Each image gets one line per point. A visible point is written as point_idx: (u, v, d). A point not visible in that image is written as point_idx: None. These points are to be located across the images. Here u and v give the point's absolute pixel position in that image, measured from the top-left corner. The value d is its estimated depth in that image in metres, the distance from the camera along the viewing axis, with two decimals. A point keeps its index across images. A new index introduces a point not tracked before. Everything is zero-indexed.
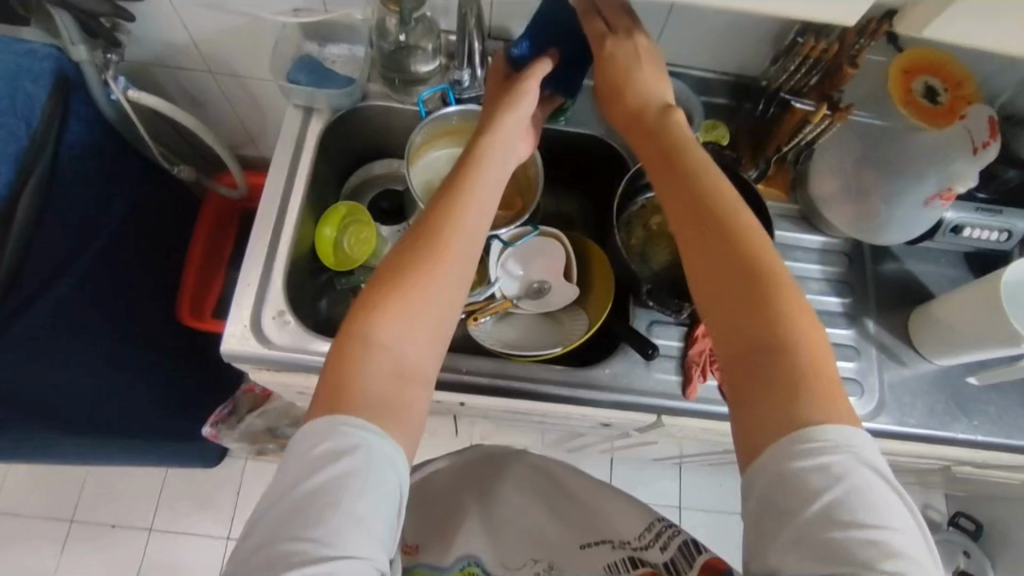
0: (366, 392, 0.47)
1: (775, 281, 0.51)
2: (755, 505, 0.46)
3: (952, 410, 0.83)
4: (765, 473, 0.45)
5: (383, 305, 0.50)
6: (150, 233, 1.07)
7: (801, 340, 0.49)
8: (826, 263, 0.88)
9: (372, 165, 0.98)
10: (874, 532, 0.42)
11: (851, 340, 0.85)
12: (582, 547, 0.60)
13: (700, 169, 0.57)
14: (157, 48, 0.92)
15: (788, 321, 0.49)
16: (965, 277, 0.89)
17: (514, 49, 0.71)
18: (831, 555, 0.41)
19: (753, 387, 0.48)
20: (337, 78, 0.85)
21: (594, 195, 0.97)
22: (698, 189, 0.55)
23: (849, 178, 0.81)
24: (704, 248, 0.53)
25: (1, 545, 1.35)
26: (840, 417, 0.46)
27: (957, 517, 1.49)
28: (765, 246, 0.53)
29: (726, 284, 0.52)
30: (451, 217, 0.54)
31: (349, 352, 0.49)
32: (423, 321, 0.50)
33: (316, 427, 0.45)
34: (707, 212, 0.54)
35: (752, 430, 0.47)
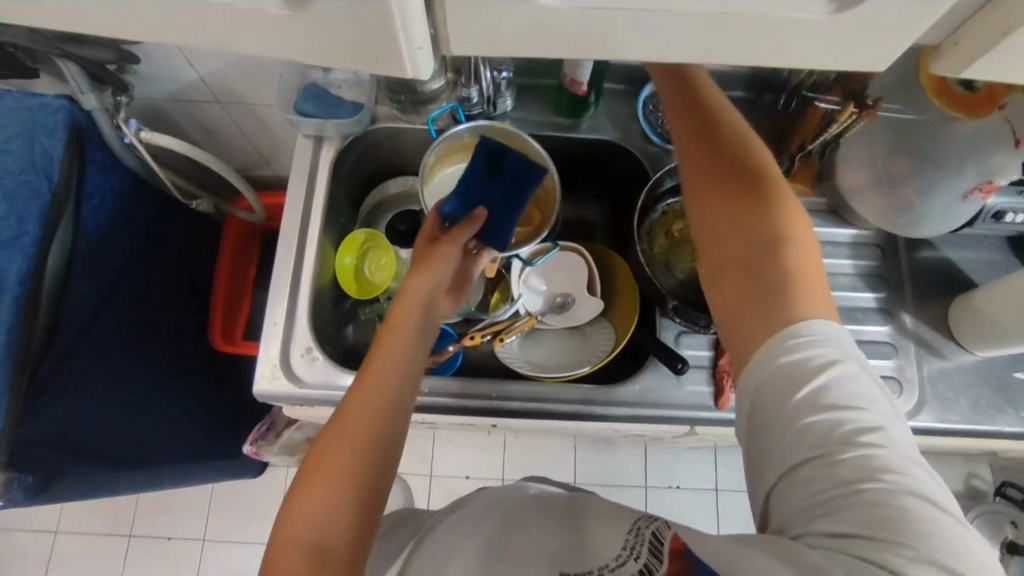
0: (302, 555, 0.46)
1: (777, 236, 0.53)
2: (751, 403, 0.51)
3: (998, 403, 0.80)
4: (758, 376, 0.50)
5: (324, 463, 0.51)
6: (179, 265, 1.08)
7: (811, 295, 0.51)
8: (858, 257, 0.85)
9: (386, 185, 0.96)
10: (866, 420, 0.47)
11: (887, 336, 0.83)
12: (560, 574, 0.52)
13: (714, 128, 0.57)
14: (165, 85, 0.92)
15: (787, 256, 0.52)
16: (1009, 261, 0.85)
17: (445, 208, 0.70)
18: (822, 458, 0.46)
19: (746, 321, 0.52)
20: (344, 106, 0.84)
21: (613, 200, 0.95)
22: (707, 158, 0.56)
23: (880, 170, 0.77)
24: (720, 214, 0.55)
25: (65, 563, 1.42)
26: (825, 321, 0.50)
27: (1005, 487, 1.46)
28: (773, 194, 0.54)
29: (728, 233, 0.54)
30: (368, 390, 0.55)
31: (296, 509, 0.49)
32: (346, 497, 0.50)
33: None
34: (723, 178, 0.55)
35: (742, 349, 0.52)
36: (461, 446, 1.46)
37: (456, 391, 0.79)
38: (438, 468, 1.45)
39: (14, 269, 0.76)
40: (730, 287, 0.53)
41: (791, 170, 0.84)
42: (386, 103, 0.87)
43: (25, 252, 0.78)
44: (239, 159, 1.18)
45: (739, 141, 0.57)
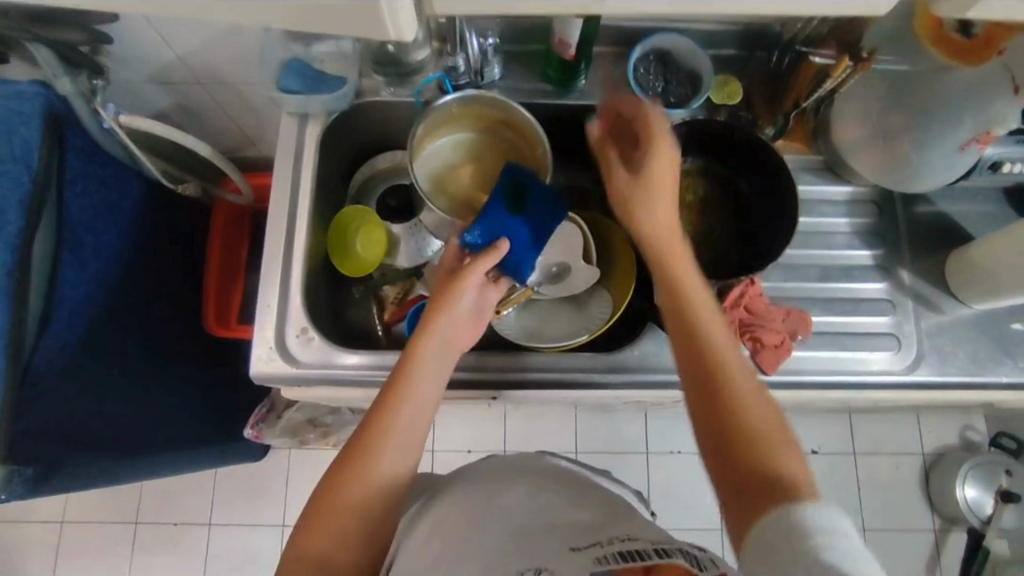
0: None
1: (750, 436, 0.54)
2: (750, 560, 0.48)
3: (996, 354, 0.80)
4: (762, 535, 0.48)
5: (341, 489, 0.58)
6: (168, 252, 1.07)
7: (791, 479, 0.51)
8: (854, 215, 0.84)
9: (374, 160, 0.94)
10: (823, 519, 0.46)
11: (885, 293, 0.82)
12: (571, 550, 0.52)
13: (691, 325, 0.61)
14: (141, 66, 0.89)
15: (774, 469, 0.52)
16: (1006, 213, 0.85)
17: (468, 237, 0.73)
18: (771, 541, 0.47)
19: (729, 510, 0.52)
20: (329, 81, 0.82)
21: (605, 167, 0.93)
22: (684, 340, 0.61)
23: (877, 124, 0.75)
24: (694, 384, 0.59)
25: (74, 553, 1.43)
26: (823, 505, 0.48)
27: (998, 437, 1.50)
28: (743, 396, 0.57)
29: (709, 409, 0.57)
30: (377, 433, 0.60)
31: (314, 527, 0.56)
32: (351, 528, 0.57)
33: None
34: (700, 360, 0.59)
35: (744, 510, 0.51)
36: (462, 421, 1.47)
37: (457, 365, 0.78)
38: (441, 444, 1.46)
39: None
40: (718, 475, 0.55)
41: (783, 129, 0.82)
42: (370, 76, 0.85)
43: (9, 244, 0.76)
44: (223, 141, 1.15)
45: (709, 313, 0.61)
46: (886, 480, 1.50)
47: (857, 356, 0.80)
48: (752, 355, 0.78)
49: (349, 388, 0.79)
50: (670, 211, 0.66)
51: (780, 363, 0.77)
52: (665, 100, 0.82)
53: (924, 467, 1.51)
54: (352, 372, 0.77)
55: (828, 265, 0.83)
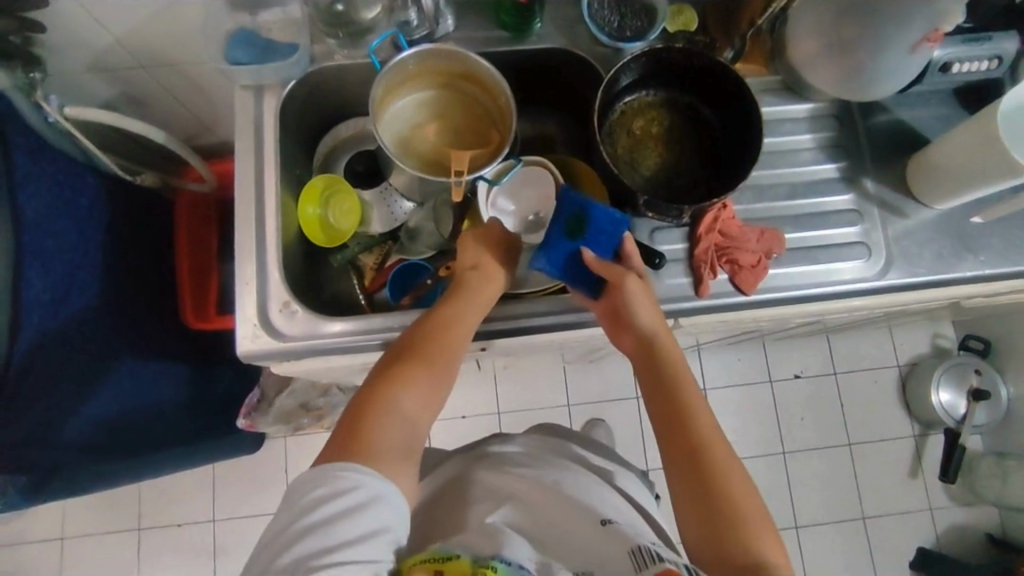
0: (374, 444, 0.59)
1: (729, 502, 0.61)
2: None
3: (959, 250, 0.84)
4: None
5: (395, 383, 0.64)
6: (137, 248, 1.04)
7: (760, 556, 0.58)
8: (816, 130, 0.86)
9: (338, 128, 0.93)
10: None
11: (851, 204, 0.85)
12: (604, 525, 0.63)
13: (680, 404, 0.67)
14: (79, 54, 0.85)
15: (752, 540, 0.59)
16: (958, 113, 0.87)
17: (538, 260, 0.74)
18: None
19: (704, 531, 0.61)
20: (279, 49, 0.80)
21: (570, 111, 0.93)
22: (678, 424, 0.66)
23: (828, 37, 0.77)
24: (680, 468, 0.64)
25: (78, 565, 1.41)
26: None
27: (966, 340, 1.57)
28: (726, 469, 0.63)
29: (696, 476, 0.63)
30: (434, 338, 0.68)
31: (366, 416, 0.61)
32: (411, 406, 0.63)
33: (325, 471, 0.56)
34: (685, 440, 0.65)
35: (705, 537, 0.61)
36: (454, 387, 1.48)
37: None
38: None
39: None
40: (690, 488, 0.63)
41: (741, 53, 0.85)
42: (322, 41, 0.83)
43: None
44: (178, 129, 1.12)
45: (700, 406, 0.67)
46: (865, 395, 1.57)
47: (830, 268, 0.82)
48: (731, 277, 0.80)
49: (339, 356, 0.79)
50: (653, 306, 0.72)
51: (757, 282, 0.80)
52: (621, 34, 0.83)
53: (901, 377, 1.58)
54: (340, 340, 0.77)
55: (795, 182, 0.85)
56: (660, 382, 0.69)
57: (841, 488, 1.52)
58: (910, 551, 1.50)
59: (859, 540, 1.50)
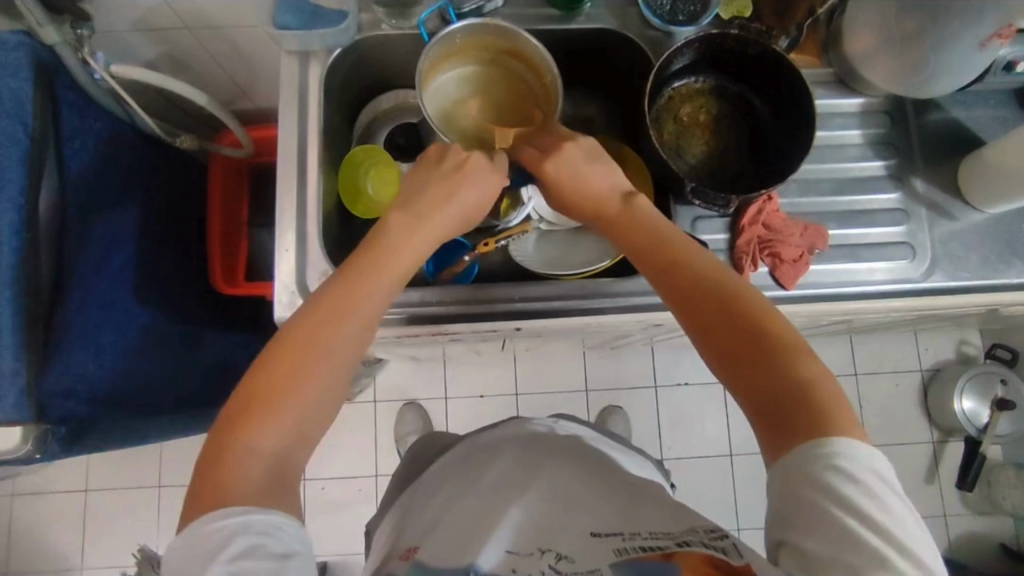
0: (241, 482, 0.51)
1: (764, 333, 0.56)
2: (785, 488, 0.50)
3: (1007, 256, 0.82)
4: (791, 468, 0.50)
5: (263, 395, 0.54)
6: (171, 212, 1.04)
7: (808, 388, 0.52)
8: (867, 126, 0.84)
9: (379, 100, 0.93)
10: (855, 449, 0.48)
11: (898, 203, 0.83)
12: (592, 534, 0.57)
13: (679, 259, 0.61)
14: (125, 12, 0.85)
15: (799, 374, 0.53)
16: (1015, 116, 0.85)
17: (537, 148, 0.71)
18: (796, 462, 0.49)
19: (738, 378, 0.56)
20: (326, 15, 0.79)
21: (614, 94, 0.92)
22: (681, 279, 0.60)
23: (889, 28, 0.74)
24: (694, 315, 0.59)
25: (99, 518, 1.45)
26: (851, 438, 0.49)
27: (994, 349, 1.54)
28: (744, 302, 0.58)
29: (714, 326, 0.58)
30: (326, 316, 0.57)
31: (230, 441, 0.52)
32: (291, 414, 0.54)
33: (190, 526, 0.49)
34: (690, 287, 0.60)
35: (745, 383, 0.55)
36: (474, 368, 1.48)
37: (468, 296, 0.80)
38: (454, 391, 1.48)
39: (6, 220, 0.75)
40: (712, 337, 0.58)
41: (797, 42, 0.82)
42: (369, 9, 0.82)
43: (15, 201, 0.75)
44: (215, 93, 1.11)
45: (695, 256, 0.62)
46: (886, 399, 1.55)
47: (872, 268, 0.81)
48: (771, 271, 0.79)
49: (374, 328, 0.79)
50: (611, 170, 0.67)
51: (797, 277, 0.79)
52: (674, 18, 0.81)
53: (924, 382, 1.56)
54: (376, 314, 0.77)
55: (842, 178, 0.83)
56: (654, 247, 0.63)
57: None
58: None
59: None
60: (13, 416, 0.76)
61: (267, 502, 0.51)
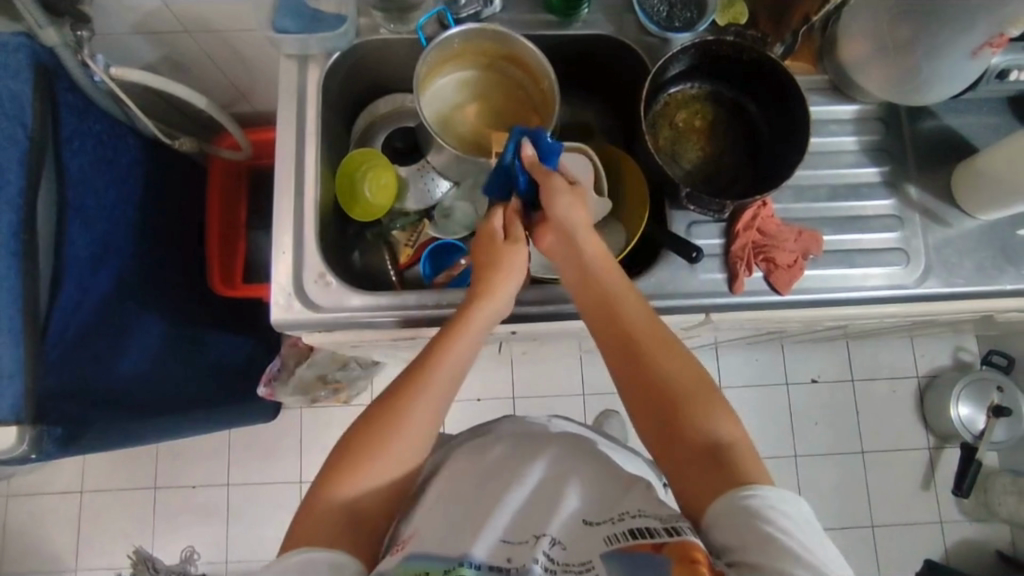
0: (331, 534, 0.58)
1: (687, 383, 0.60)
2: (719, 523, 0.52)
3: (1000, 262, 0.82)
4: (715, 514, 0.53)
5: (348, 463, 0.62)
6: (169, 213, 1.05)
7: (723, 436, 0.57)
8: (862, 132, 0.85)
9: (375, 104, 0.93)
10: (772, 491, 0.52)
11: (892, 209, 0.83)
12: (585, 522, 0.58)
13: (615, 301, 0.65)
14: (126, 15, 0.85)
15: (715, 426, 0.58)
16: (1009, 124, 0.85)
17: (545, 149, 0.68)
18: (720, 509, 0.52)
19: (662, 423, 0.59)
20: (325, 20, 0.79)
21: (611, 99, 0.93)
22: (618, 319, 0.64)
23: (883, 38, 0.75)
24: (623, 359, 0.62)
25: (96, 519, 1.45)
26: (767, 484, 0.53)
27: (990, 355, 1.54)
28: (669, 350, 0.62)
29: (643, 370, 0.61)
30: (408, 394, 0.63)
31: (322, 500, 0.60)
32: (376, 480, 0.61)
33: (285, 558, 0.56)
34: (622, 332, 0.63)
35: (666, 428, 0.59)
36: (471, 370, 1.48)
37: (466, 299, 0.80)
38: None
39: (4, 221, 0.75)
40: (641, 379, 0.61)
41: (793, 48, 0.83)
42: (368, 13, 0.82)
43: (13, 203, 0.76)
44: (215, 96, 1.12)
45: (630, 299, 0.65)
46: (883, 404, 1.55)
47: (866, 273, 0.81)
48: (766, 275, 0.79)
49: (371, 330, 0.80)
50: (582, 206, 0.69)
51: (792, 283, 0.79)
52: (670, 24, 0.82)
53: (920, 388, 1.56)
54: (372, 316, 0.77)
55: (837, 183, 0.84)
56: (594, 290, 0.66)
57: (852, 496, 1.51)
58: (918, 562, 1.49)
59: (867, 547, 1.49)
60: (9, 417, 0.75)
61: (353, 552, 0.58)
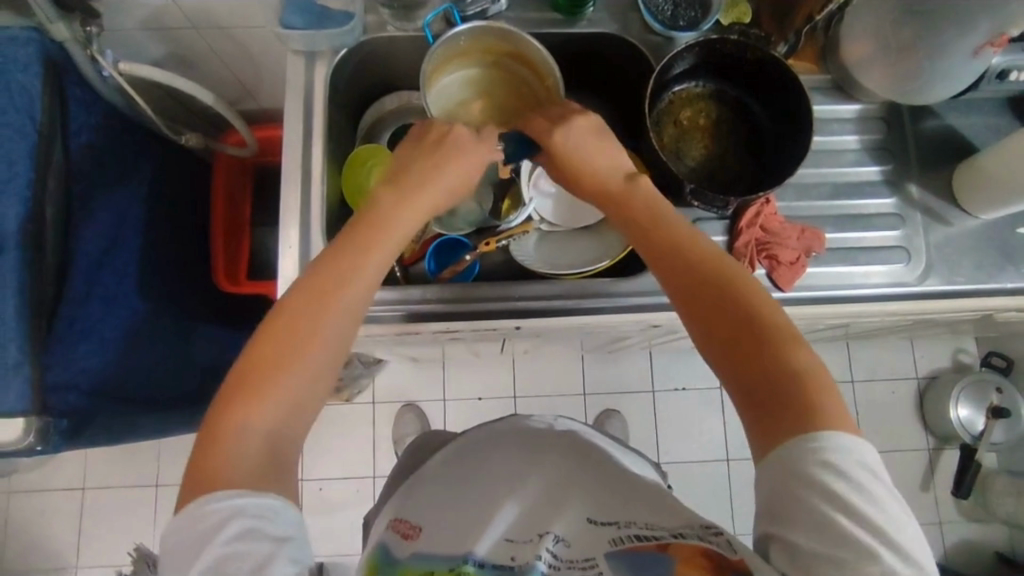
0: (231, 467, 0.50)
1: (753, 314, 0.55)
2: (778, 483, 0.49)
3: (1001, 261, 0.83)
4: (780, 462, 0.49)
5: (249, 384, 0.54)
6: (174, 209, 1.05)
7: (798, 373, 0.52)
8: (863, 132, 0.86)
9: (382, 101, 0.94)
10: (844, 442, 0.47)
11: (894, 208, 0.84)
12: (589, 522, 0.59)
13: (671, 242, 0.61)
14: (134, 11, 0.86)
15: (787, 358, 0.53)
16: (1009, 125, 0.86)
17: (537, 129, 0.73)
18: (790, 454, 0.48)
19: (729, 361, 0.55)
20: (333, 16, 0.80)
21: (614, 97, 0.93)
22: (676, 257, 0.60)
23: (885, 37, 0.76)
24: (683, 296, 0.59)
25: (96, 515, 1.45)
26: (840, 430, 0.48)
27: (989, 357, 1.55)
28: (733, 285, 0.57)
29: (704, 306, 0.57)
30: (313, 299, 0.58)
31: (219, 429, 0.52)
32: (282, 397, 0.55)
33: (193, 508, 0.49)
34: (685, 270, 0.59)
35: (732, 365, 0.55)
36: (472, 369, 1.49)
37: (470, 294, 0.80)
38: (452, 392, 1.48)
39: (12, 213, 0.75)
40: (702, 316, 0.57)
41: (796, 47, 0.84)
42: (375, 11, 0.83)
43: (22, 196, 0.76)
44: (220, 93, 1.13)
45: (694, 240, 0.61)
46: (882, 405, 1.56)
47: (868, 271, 0.82)
48: (769, 272, 0.80)
49: (375, 325, 0.80)
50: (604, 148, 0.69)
51: (795, 279, 0.80)
52: (674, 23, 0.83)
53: (919, 389, 1.57)
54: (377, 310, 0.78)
55: (839, 182, 0.85)
56: (650, 233, 0.63)
57: None
58: None
59: None
60: (15, 409, 0.75)
61: (266, 485, 0.51)
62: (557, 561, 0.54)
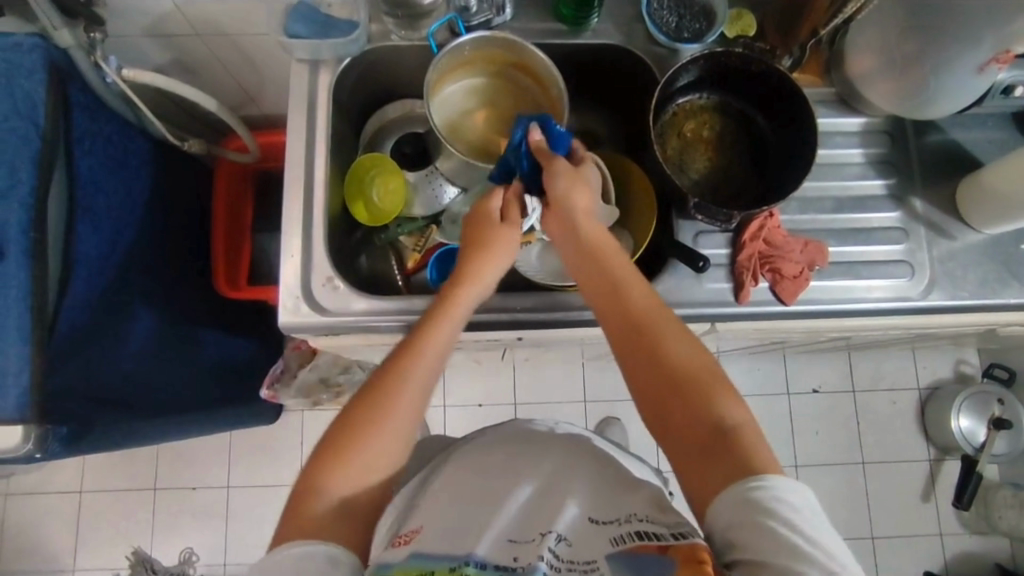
0: (319, 523, 0.57)
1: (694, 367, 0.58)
2: (720, 517, 0.50)
3: (1005, 277, 0.83)
4: (723, 507, 0.50)
5: (328, 457, 0.60)
6: (175, 214, 1.05)
7: (732, 426, 0.54)
8: (867, 145, 0.85)
9: (385, 109, 0.93)
10: (781, 485, 0.49)
11: (897, 222, 0.84)
12: (590, 521, 0.58)
13: (616, 287, 0.63)
14: (139, 18, 0.86)
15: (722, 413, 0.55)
16: (1014, 139, 0.86)
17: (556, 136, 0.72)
18: (723, 502, 0.50)
19: (672, 407, 0.57)
20: (337, 25, 0.80)
21: (618, 107, 0.93)
22: (620, 305, 0.62)
23: (890, 51, 0.76)
24: (627, 346, 0.61)
25: (95, 518, 1.44)
26: (777, 477, 0.50)
27: (991, 368, 1.55)
28: (670, 336, 0.60)
29: (649, 353, 0.59)
30: (391, 378, 0.63)
31: (303, 497, 0.58)
32: (360, 464, 0.61)
33: (272, 554, 0.55)
34: (626, 321, 0.62)
35: (674, 411, 0.57)
36: (473, 375, 1.49)
37: None
38: (453, 399, 1.48)
39: (14, 220, 0.75)
40: (645, 365, 0.59)
41: (801, 61, 0.84)
42: (379, 20, 0.83)
43: (24, 203, 0.76)
44: (223, 98, 1.13)
45: (635, 286, 0.63)
46: (884, 415, 1.56)
47: (871, 285, 0.82)
48: (772, 285, 0.80)
49: (377, 335, 0.80)
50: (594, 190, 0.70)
51: (798, 293, 0.79)
52: (679, 35, 0.83)
53: (921, 400, 1.56)
54: (378, 321, 0.77)
55: (843, 196, 0.84)
56: (598, 276, 0.65)
57: (852, 507, 1.51)
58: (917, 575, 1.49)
59: (866, 559, 1.49)
60: (15, 417, 0.75)
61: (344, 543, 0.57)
62: (559, 561, 0.53)
